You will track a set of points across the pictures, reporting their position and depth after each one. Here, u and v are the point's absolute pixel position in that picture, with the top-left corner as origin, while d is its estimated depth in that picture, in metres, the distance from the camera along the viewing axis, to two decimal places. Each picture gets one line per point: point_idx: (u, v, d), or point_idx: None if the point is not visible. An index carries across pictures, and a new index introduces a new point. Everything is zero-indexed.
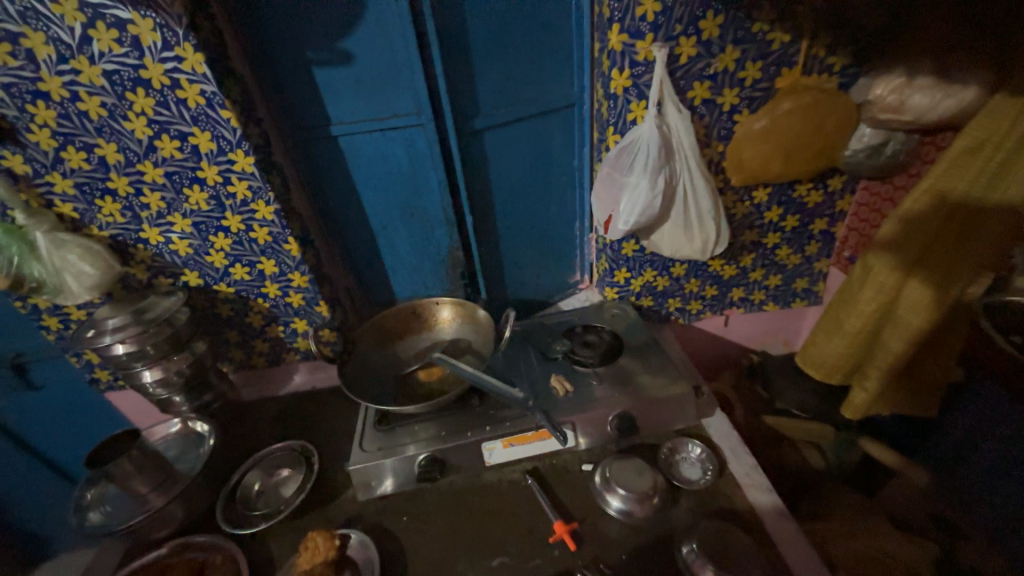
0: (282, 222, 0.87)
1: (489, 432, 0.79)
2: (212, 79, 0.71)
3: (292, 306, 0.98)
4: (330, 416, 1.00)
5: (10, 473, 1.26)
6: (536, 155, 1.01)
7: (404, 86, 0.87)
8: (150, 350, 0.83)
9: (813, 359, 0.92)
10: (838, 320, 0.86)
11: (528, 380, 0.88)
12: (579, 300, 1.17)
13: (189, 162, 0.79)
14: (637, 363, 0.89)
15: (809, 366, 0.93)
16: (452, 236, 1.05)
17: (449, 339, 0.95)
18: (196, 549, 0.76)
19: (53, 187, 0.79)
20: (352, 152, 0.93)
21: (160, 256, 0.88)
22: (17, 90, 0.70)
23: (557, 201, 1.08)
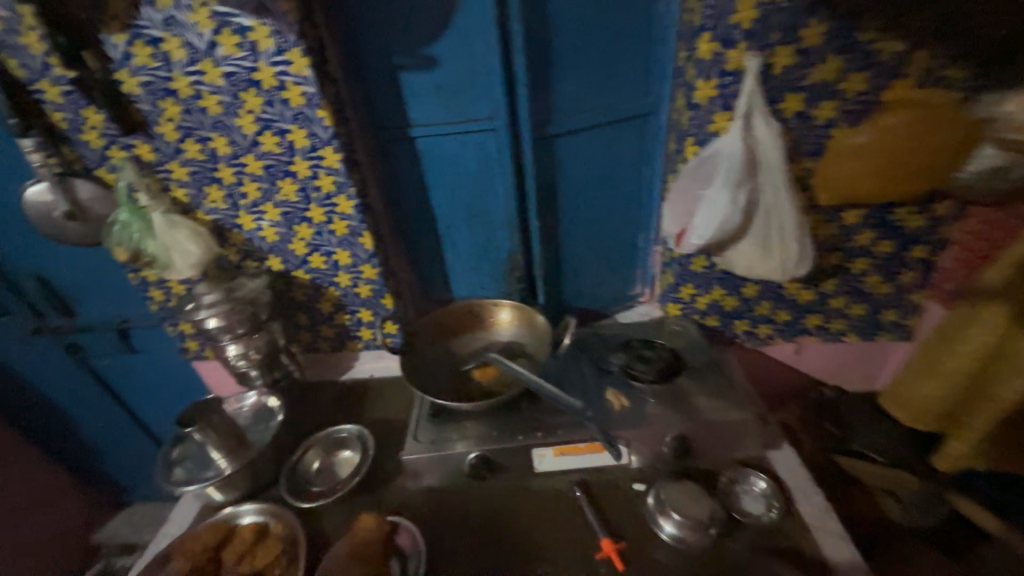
0: (360, 216, 0.92)
1: (540, 438, 0.78)
2: (313, 82, 0.78)
3: (360, 296, 1.04)
4: (384, 405, 1.03)
5: (108, 422, 1.44)
6: (607, 163, 1.00)
7: (483, 92, 0.89)
8: (235, 326, 0.91)
9: (899, 400, 0.88)
10: (934, 361, 0.81)
11: (581, 389, 0.85)
12: (638, 313, 1.16)
13: (285, 157, 0.86)
14: (697, 385, 0.85)
15: (894, 407, 0.90)
16: (513, 240, 1.06)
17: (505, 340, 0.95)
18: (260, 515, 0.81)
19: (171, 174, 0.89)
20: (428, 154, 0.97)
21: (251, 241, 0.97)
22: (153, 88, 0.80)
23: (623, 211, 1.06)
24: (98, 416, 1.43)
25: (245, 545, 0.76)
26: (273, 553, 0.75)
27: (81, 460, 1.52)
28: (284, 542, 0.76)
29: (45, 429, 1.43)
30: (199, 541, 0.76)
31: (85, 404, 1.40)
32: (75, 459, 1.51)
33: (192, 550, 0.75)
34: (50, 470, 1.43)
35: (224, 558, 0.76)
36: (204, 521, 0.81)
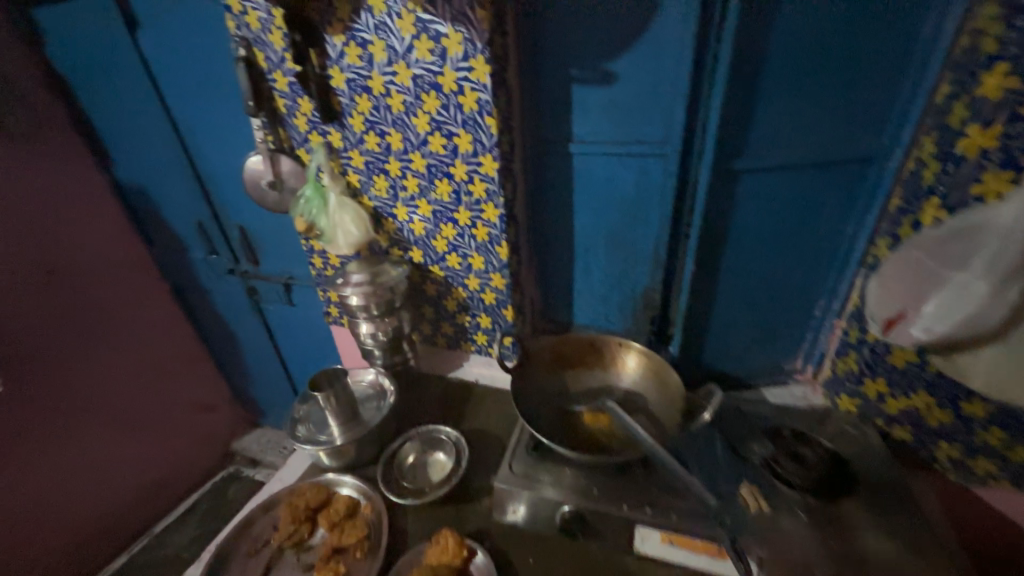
0: (502, 226, 0.91)
1: (647, 516, 0.67)
2: (489, 89, 0.78)
3: (484, 302, 1.03)
4: (484, 416, 1.01)
5: (264, 356, 1.71)
6: (794, 210, 0.82)
7: (660, 113, 0.81)
8: (372, 307, 0.98)
9: None
10: None
11: (707, 472, 0.71)
12: (792, 394, 0.98)
13: (447, 158, 0.89)
14: (870, 517, 0.66)
15: None
16: (654, 276, 0.96)
17: (625, 387, 0.86)
18: (356, 491, 0.85)
19: (351, 161, 0.99)
20: (583, 172, 0.92)
21: (401, 231, 1.03)
22: (354, 84, 0.88)
23: (802, 269, 0.88)
24: (257, 349, 1.71)
25: (338, 515, 0.80)
26: (359, 535, 0.77)
27: (237, 380, 1.84)
28: (370, 527, 0.79)
29: (220, 349, 1.75)
30: (303, 498, 0.82)
31: (251, 337, 1.68)
32: (234, 378, 1.83)
33: (296, 505, 0.81)
34: (209, 385, 1.76)
35: (319, 522, 0.81)
36: (311, 479, 0.88)
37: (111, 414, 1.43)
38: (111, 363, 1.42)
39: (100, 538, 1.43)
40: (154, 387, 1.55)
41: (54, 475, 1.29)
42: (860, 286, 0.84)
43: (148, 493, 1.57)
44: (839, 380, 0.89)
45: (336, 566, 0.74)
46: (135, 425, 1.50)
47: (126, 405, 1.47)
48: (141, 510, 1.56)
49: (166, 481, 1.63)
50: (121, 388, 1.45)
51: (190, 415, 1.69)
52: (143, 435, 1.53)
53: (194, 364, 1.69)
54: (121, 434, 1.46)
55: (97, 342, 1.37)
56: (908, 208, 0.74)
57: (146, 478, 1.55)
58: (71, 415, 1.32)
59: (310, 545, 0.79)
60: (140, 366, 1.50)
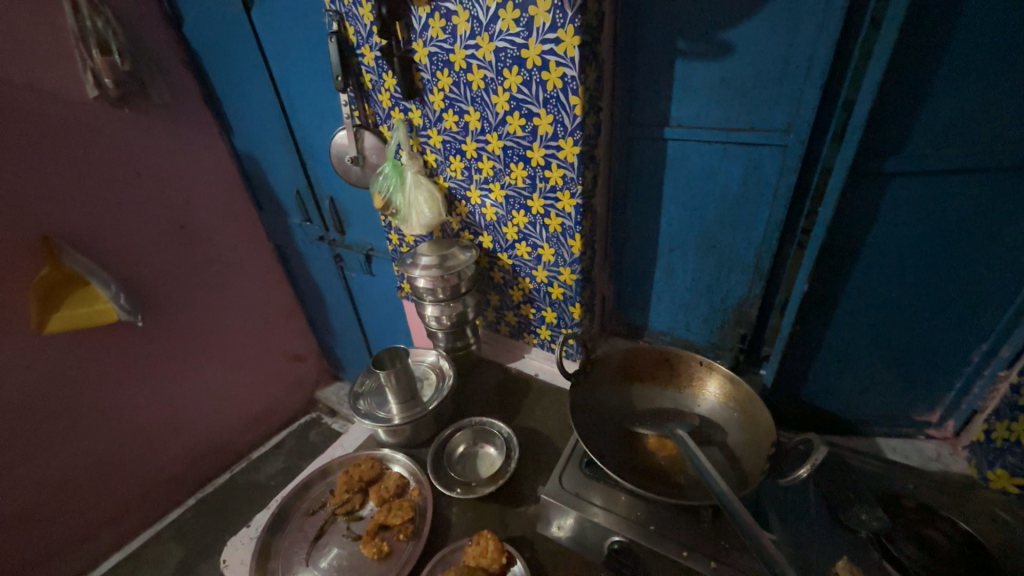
0: (577, 217, 0.84)
1: (710, 570, 0.59)
2: (577, 64, 0.70)
3: (550, 296, 0.97)
4: (540, 414, 0.97)
5: (345, 319, 1.84)
6: (962, 226, 0.63)
7: (785, 94, 0.66)
8: (438, 291, 0.96)
9: None
10: None
11: (793, 536, 0.61)
12: (922, 451, 0.79)
13: (525, 141, 0.82)
14: None
15: None
16: (753, 287, 0.82)
17: (701, 413, 0.76)
18: (406, 472, 0.87)
19: (429, 140, 0.96)
20: (679, 162, 0.79)
21: (472, 214, 1.00)
22: (436, 59, 0.84)
23: (958, 302, 0.68)
24: (340, 312, 1.84)
25: (387, 493, 0.82)
26: (405, 517, 0.78)
27: (325, 337, 2.00)
28: (416, 512, 0.79)
29: (311, 308, 1.91)
30: (358, 470, 0.86)
31: (335, 300, 1.81)
32: (322, 335, 1.99)
33: (352, 475, 0.85)
34: (302, 338, 1.94)
35: (370, 494, 0.83)
36: (367, 452, 0.91)
37: (224, 354, 1.62)
38: (227, 310, 1.61)
39: (211, 456, 1.67)
40: (257, 336, 1.73)
41: (180, 400, 1.51)
42: None
43: (250, 425, 1.79)
44: (996, 450, 0.69)
45: (379, 543, 0.75)
46: (242, 366, 1.70)
47: (236, 347, 1.66)
48: (243, 439, 1.79)
49: (264, 417, 1.84)
50: (232, 333, 1.64)
51: (284, 363, 1.88)
52: (248, 375, 1.72)
53: (290, 319, 1.86)
54: (231, 372, 1.66)
55: (215, 292, 1.56)
56: None
57: (248, 411, 1.77)
58: (195, 352, 1.53)
59: (360, 515, 0.81)
60: (248, 316, 1.68)
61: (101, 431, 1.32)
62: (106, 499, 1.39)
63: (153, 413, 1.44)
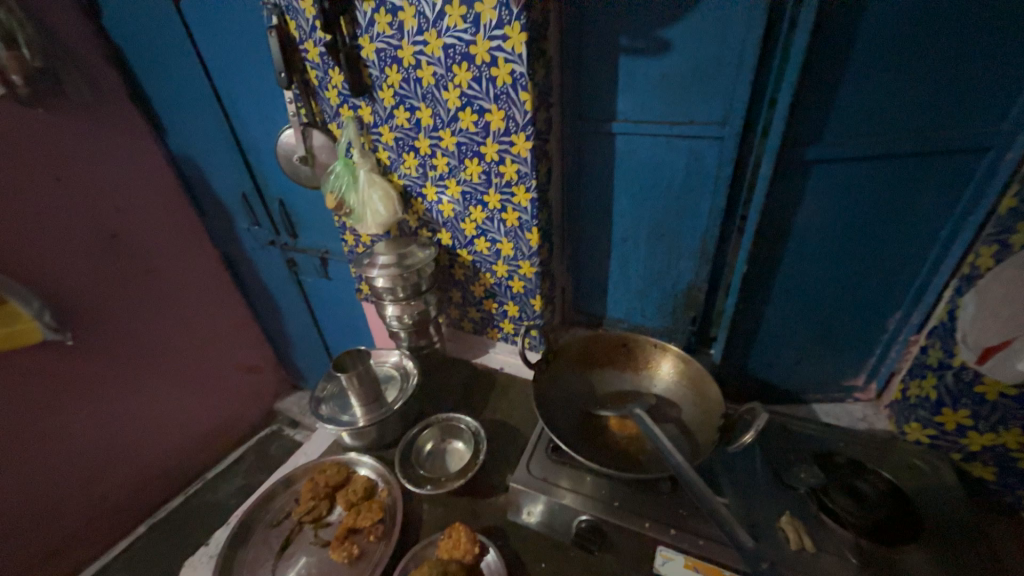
0: (533, 211, 0.85)
1: (670, 538, 0.63)
2: (525, 60, 0.71)
3: (511, 290, 0.99)
4: (506, 407, 0.98)
5: (302, 325, 1.78)
6: (873, 207, 0.70)
7: (719, 89, 0.71)
8: (398, 290, 0.95)
9: None
10: None
11: (743, 499, 0.66)
12: (851, 413, 0.87)
13: (478, 136, 0.83)
14: (936, 571, 0.57)
15: None
16: (700, 272, 0.87)
17: (657, 393, 0.80)
18: (374, 475, 0.85)
19: (381, 137, 0.95)
20: (626, 155, 0.83)
21: (429, 211, 0.99)
22: (384, 55, 0.83)
23: (874, 276, 0.76)
24: (296, 318, 1.77)
25: (355, 496, 0.80)
26: (375, 518, 0.77)
27: (281, 346, 1.92)
28: (386, 512, 0.78)
29: (265, 316, 1.83)
30: (324, 475, 0.84)
31: (291, 307, 1.74)
32: (277, 344, 1.91)
33: (317, 481, 0.83)
34: (256, 348, 1.86)
35: (337, 499, 0.82)
36: (333, 458, 0.89)
37: (170, 370, 1.52)
38: (171, 323, 1.51)
39: (161, 479, 1.57)
40: (206, 348, 1.63)
41: (123, 422, 1.40)
42: (949, 298, 0.72)
43: (203, 443, 1.69)
44: (910, 406, 0.77)
45: (349, 547, 0.73)
46: (191, 381, 1.60)
47: (183, 361, 1.56)
48: (196, 458, 1.69)
49: (219, 434, 1.75)
50: (178, 347, 1.54)
51: (238, 375, 1.79)
52: (198, 390, 1.63)
53: (241, 329, 1.78)
54: (179, 388, 1.56)
55: (156, 304, 1.46)
56: None
57: (200, 428, 1.67)
58: (136, 369, 1.42)
59: (328, 521, 0.80)
60: (195, 327, 1.59)
61: (30, 462, 1.21)
62: (40, 536, 1.27)
63: (92, 438, 1.33)
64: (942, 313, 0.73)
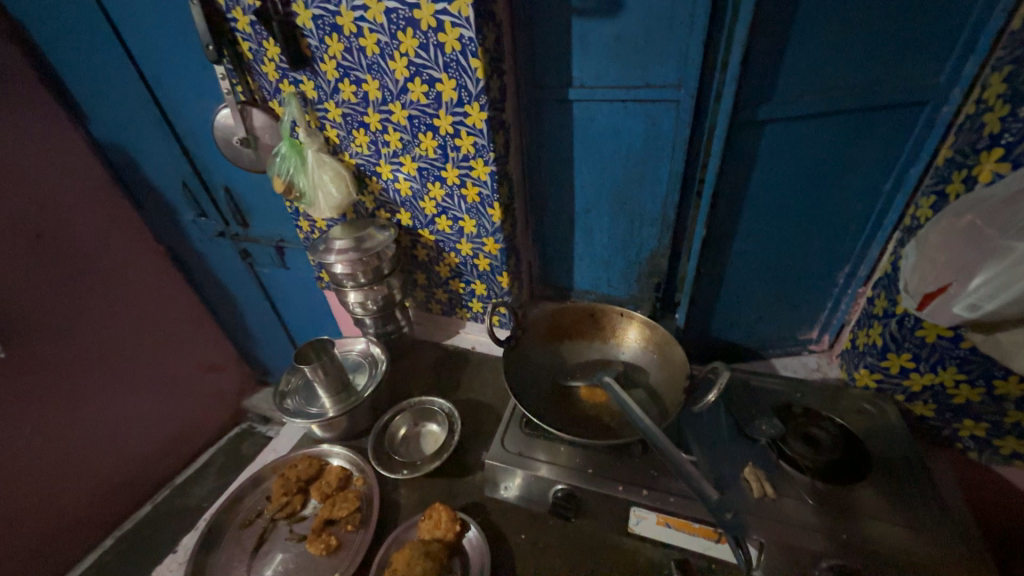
0: (493, 185, 0.83)
1: (643, 498, 0.64)
2: (473, 24, 0.67)
3: (478, 268, 0.97)
4: (479, 386, 0.98)
5: (264, 319, 1.71)
6: (822, 166, 0.72)
7: (673, 50, 0.69)
8: (359, 274, 0.92)
9: None
10: None
11: (710, 454, 0.69)
12: (806, 364, 0.92)
13: (430, 108, 0.79)
14: (883, 503, 0.62)
15: None
16: (662, 239, 0.88)
17: (625, 360, 0.81)
18: (348, 465, 0.84)
19: (328, 114, 0.89)
20: (585, 123, 0.81)
21: (386, 191, 0.95)
22: (322, 23, 0.77)
23: (825, 232, 0.79)
24: (257, 312, 1.70)
25: (329, 488, 0.79)
26: (351, 507, 0.75)
27: (243, 341, 1.85)
28: (362, 500, 0.77)
29: (222, 312, 1.74)
30: (294, 470, 0.82)
31: (251, 301, 1.67)
32: (239, 339, 1.84)
33: (287, 477, 0.81)
34: (216, 345, 1.78)
35: (311, 493, 0.80)
36: (303, 453, 0.86)
37: (122, 374, 1.44)
38: (117, 326, 1.41)
39: (126, 488, 1.49)
40: (160, 350, 1.55)
41: (75, 433, 1.32)
42: (892, 250, 0.75)
43: (168, 447, 1.62)
44: (859, 353, 0.82)
45: (327, 538, 0.72)
46: (147, 385, 1.52)
47: (135, 365, 1.47)
48: (162, 464, 1.61)
49: (184, 437, 1.68)
50: (127, 350, 1.45)
51: (199, 375, 1.71)
52: (157, 394, 1.55)
53: (198, 326, 1.69)
54: (135, 394, 1.48)
55: (96, 306, 1.35)
56: (962, 161, 0.62)
57: (163, 432, 1.59)
58: (84, 378, 1.33)
59: (303, 516, 0.78)
60: (144, 328, 1.49)
61: None
62: None
63: (45, 455, 1.25)
64: (887, 265, 0.76)
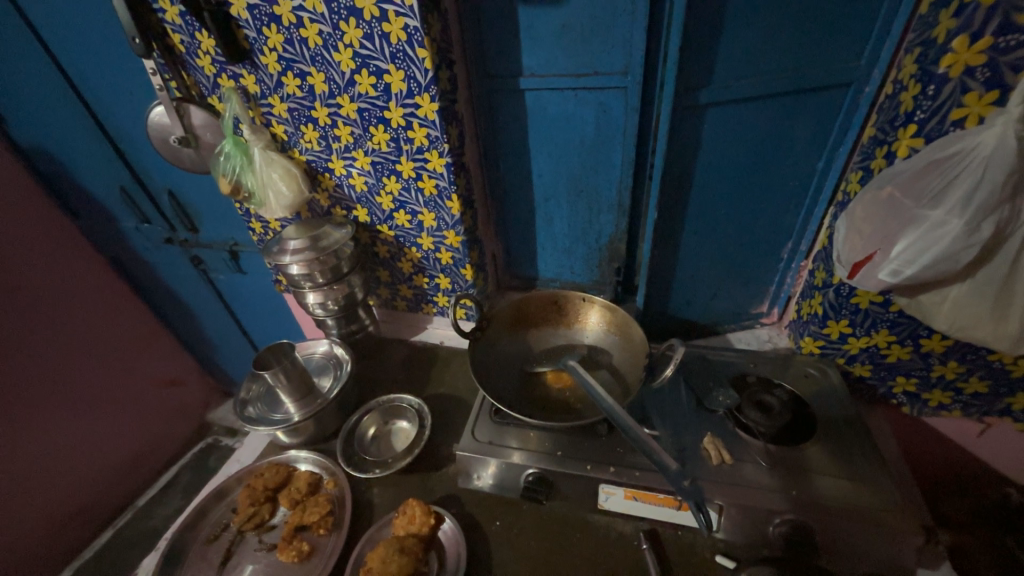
0: (450, 176, 0.82)
1: (611, 475, 0.66)
2: (417, 13, 0.66)
3: (440, 262, 0.96)
4: (449, 380, 0.98)
5: (222, 327, 1.64)
6: (762, 146, 0.76)
7: (618, 37, 0.70)
8: (317, 275, 0.89)
9: None
10: None
11: (672, 428, 0.72)
12: (758, 337, 0.97)
13: (380, 101, 0.77)
14: (829, 460, 0.67)
15: None
16: (619, 224, 0.90)
17: (589, 344, 0.83)
18: (317, 469, 0.82)
19: (272, 109, 0.86)
20: (537, 111, 0.82)
21: (340, 187, 0.93)
22: (258, 13, 0.74)
23: (769, 210, 0.83)
24: (214, 321, 1.63)
25: (299, 493, 0.77)
26: (322, 512, 0.74)
27: (204, 351, 1.76)
28: (334, 503, 0.76)
29: (177, 322, 1.65)
30: (260, 479, 0.79)
31: (207, 309, 1.59)
32: (198, 350, 1.75)
33: (253, 486, 0.79)
34: (174, 358, 1.68)
35: (280, 500, 0.78)
36: (269, 461, 0.84)
37: (74, 394, 1.34)
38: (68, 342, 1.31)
39: (83, 517, 1.40)
40: (114, 366, 1.45)
41: (22, 462, 1.22)
42: (828, 224, 0.80)
43: (126, 469, 1.52)
44: (804, 323, 0.87)
45: (298, 545, 0.71)
46: (103, 404, 1.42)
47: (87, 384, 1.37)
48: (121, 487, 1.52)
49: (145, 458, 1.58)
50: (76, 369, 1.34)
51: (156, 391, 1.62)
52: (113, 413, 1.45)
53: (151, 340, 1.59)
54: (90, 414, 1.39)
55: (44, 322, 1.25)
56: (884, 138, 0.67)
57: (120, 454, 1.50)
58: (32, 402, 1.23)
59: (273, 524, 0.76)
60: (95, 345, 1.39)
61: None
62: None
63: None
64: (824, 238, 0.81)
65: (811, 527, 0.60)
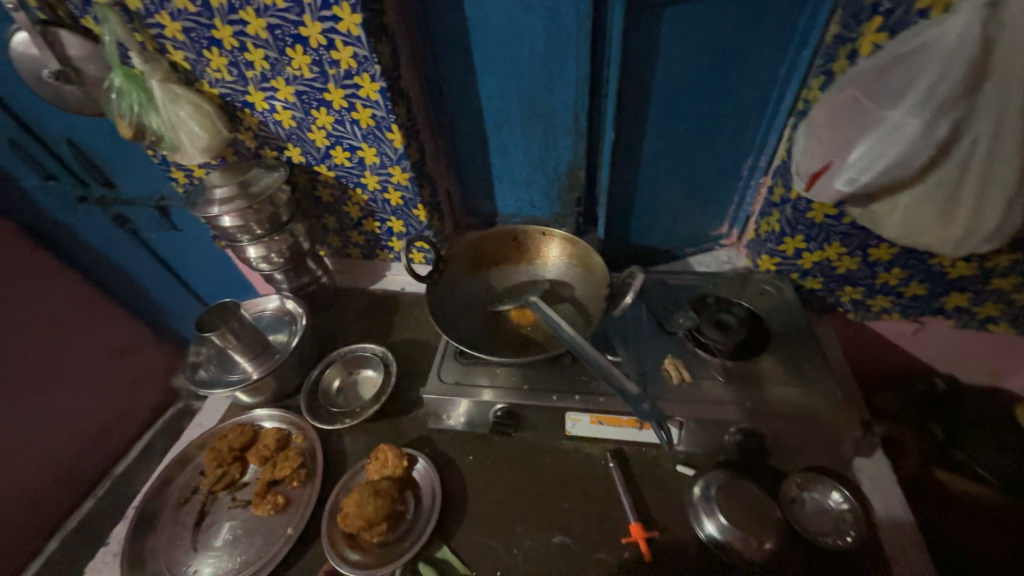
0: (386, 104, 0.73)
1: (577, 402, 0.68)
2: None
3: (390, 203, 0.89)
4: (414, 327, 0.95)
5: (169, 290, 1.54)
6: (723, 53, 0.70)
7: None
8: (254, 226, 0.82)
9: None
10: None
11: (635, 352, 0.73)
12: (718, 259, 0.97)
13: (292, 14, 0.66)
14: (780, 369, 0.70)
15: None
16: (577, 149, 0.85)
17: (551, 279, 0.81)
18: (285, 424, 0.80)
19: (164, 31, 0.72)
20: (478, 22, 0.72)
21: (264, 124, 0.82)
22: None
23: (729, 125, 0.79)
24: (159, 284, 1.52)
25: (267, 450, 0.75)
26: (293, 465, 0.73)
27: (156, 319, 1.65)
28: (305, 456, 0.75)
29: (119, 290, 1.52)
30: (226, 440, 0.77)
31: (148, 273, 1.47)
32: (150, 318, 1.63)
33: (219, 448, 0.76)
34: (127, 325, 1.54)
35: (249, 459, 0.76)
36: (233, 422, 0.81)
37: (29, 375, 1.22)
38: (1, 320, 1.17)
39: None
40: (63, 341, 1.32)
41: None
42: (788, 136, 0.78)
43: (102, 438, 1.38)
44: (761, 241, 0.87)
45: (273, 498, 0.71)
46: (66, 382, 1.32)
47: (40, 364, 1.25)
48: None
49: (121, 426, 1.45)
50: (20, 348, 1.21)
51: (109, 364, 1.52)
52: (81, 387, 1.35)
53: (95, 307, 1.44)
54: (51, 393, 1.27)
55: None
56: (846, 36, 0.63)
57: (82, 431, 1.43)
58: None
59: (244, 482, 0.76)
60: (35, 321, 1.25)
61: None
62: None
63: None
64: (784, 153, 0.79)
65: (763, 432, 0.64)
